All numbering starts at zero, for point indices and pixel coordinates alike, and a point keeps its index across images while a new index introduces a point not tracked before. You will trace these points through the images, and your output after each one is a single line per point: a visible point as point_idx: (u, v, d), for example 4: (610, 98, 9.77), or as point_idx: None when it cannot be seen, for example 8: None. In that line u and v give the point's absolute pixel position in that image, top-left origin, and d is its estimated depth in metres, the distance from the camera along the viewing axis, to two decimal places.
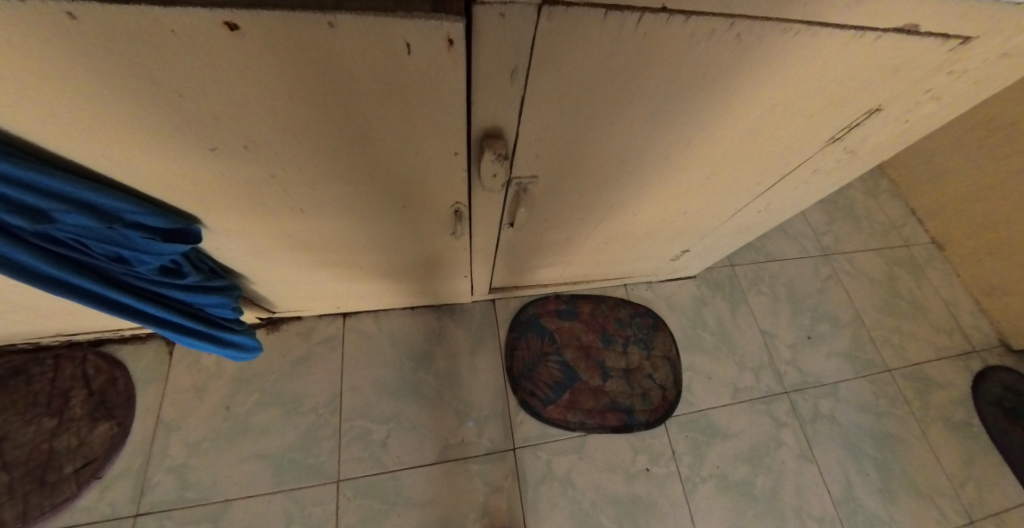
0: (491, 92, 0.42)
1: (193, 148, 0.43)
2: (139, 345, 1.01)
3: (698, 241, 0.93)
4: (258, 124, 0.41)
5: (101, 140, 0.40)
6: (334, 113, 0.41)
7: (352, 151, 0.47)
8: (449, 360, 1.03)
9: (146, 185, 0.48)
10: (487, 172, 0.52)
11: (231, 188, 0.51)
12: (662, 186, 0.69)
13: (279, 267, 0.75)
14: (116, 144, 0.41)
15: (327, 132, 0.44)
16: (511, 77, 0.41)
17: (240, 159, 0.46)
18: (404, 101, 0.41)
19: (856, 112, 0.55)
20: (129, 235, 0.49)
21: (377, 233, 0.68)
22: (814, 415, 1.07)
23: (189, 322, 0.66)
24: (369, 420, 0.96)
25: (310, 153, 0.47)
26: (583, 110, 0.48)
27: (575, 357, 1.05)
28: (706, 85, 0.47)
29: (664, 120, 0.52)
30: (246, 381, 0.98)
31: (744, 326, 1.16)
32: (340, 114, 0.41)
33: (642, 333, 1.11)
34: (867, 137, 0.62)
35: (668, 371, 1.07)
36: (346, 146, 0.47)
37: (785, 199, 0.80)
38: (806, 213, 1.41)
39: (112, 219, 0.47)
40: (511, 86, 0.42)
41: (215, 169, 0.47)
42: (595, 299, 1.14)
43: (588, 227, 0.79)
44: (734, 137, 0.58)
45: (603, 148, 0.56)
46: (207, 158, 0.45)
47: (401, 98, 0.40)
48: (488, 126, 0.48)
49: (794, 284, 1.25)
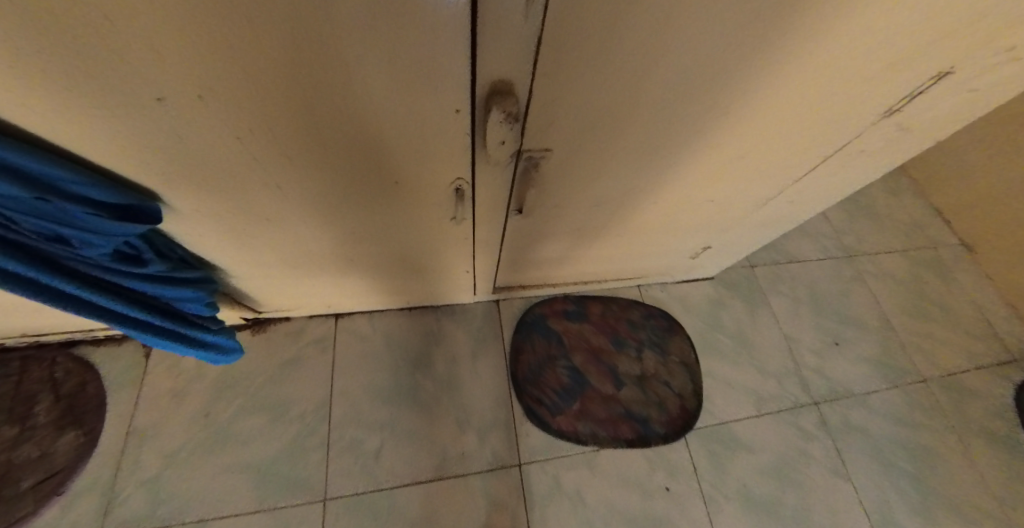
0: (498, 34, 0.34)
1: (137, 98, 0.35)
2: (113, 347, 0.92)
3: (721, 235, 0.85)
4: (217, 70, 0.34)
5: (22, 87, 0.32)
6: (308, 54, 0.33)
7: (333, 107, 0.40)
8: (448, 364, 0.95)
9: (88, 146, 0.40)
10: (493, 138, 0.45)
11: (191, 151, 0.43)
12: (688, 167, 0.61)
13: (256, 257, 0.66)
14: (37, 90, 0.33)
15: (301, 80, 0.36)
16: (525, 12, 0.32)
17: (196, 112, 0.38)
18: (396, 40, 0.33)
19: (922, 74, 0.48)
20: (70, 210, 0.41)
21: (368, 216, 0.60)
22: (846, 427, 0.97)
23: (157, 319, 0.58)
24: (360, 429, 0.87)
25: (283, 107, 0.39)
26: (610, 63, 0.40)
27: (585, 362, 0.97)
28: (757, 33, 0.40)
29: (700, 81, 0.45)
30: (229, 386, 0.90)
31: (766, 330, 1.06)
32: (317, 57, 0.33)
33: (657, 336, 1.02)
34: (926, 109, 0.54)
35: (685, 377, 0.98)
36: (326, 100, 0.39)
37: (822, 187, 0.71)
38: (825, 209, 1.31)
39: (47, 189, 0.39)
40: (524, 23, 0.33)
41: (167, 125, 0.39)
42: (606, 299, 1.04)
43: (602, 213, 0.71)
44: (777, 104, 0.51)
45: (628, 116, 0.49)
46: (157, 111, 0.37)
47: (389, 34, 0.32)
48: (498, 80, 0.40)
49: (818, 285, 1.15)
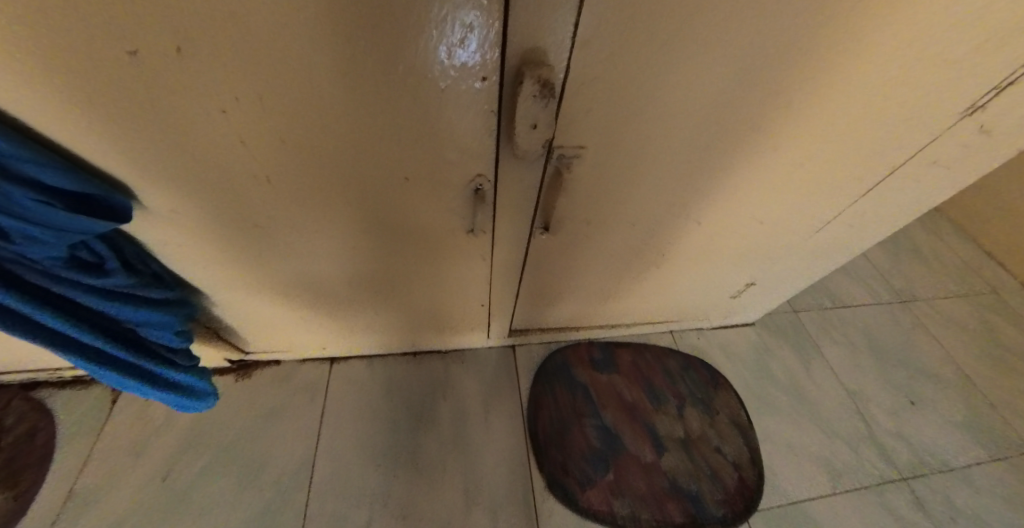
0: None
1: (107, 53, 0.29)
2: (79, 390, 0.80)
3: (768, 268, 0.75)
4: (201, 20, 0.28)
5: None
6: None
7: (337, 76, 0.34)
8: (457, 420, 0.80)
9: (43, 116, 0.33)
10: (522, 120, 0.39)
11: (173, 132, 0.37)
12: (736, 175, 0.53)
13: (241, 277, 0.58)
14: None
15: (302, 34, 0.30)
16: None
17: (176, 77, 0.32)
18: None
19: (1013, 65, 0.41)
20: (13, 194, 0.34)
21: (372, 226, 0.52)
22: (951, 513, 0.77)
23: (110, 346, 0.48)
24: (347, 500, 0.71)
25: (279, 75, 0.33)
26: (661, 34, 0.34)
27: (617, 420, 0.82)
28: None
29: (760, 63, 0.38)
30: (197, 440, 0.76)
31: (825, 386, 0.90)
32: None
33: (700, 391, 0.87)
34: (1014, 108, 0.47)
35: (739, 442, 0.81)
36: (329, 66, 0.33)
37: (885, 208, 0.62)
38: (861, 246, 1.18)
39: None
40: None
41: (143, 94, 0.33)
42: (637, 345, 0.92)
43: (636, 234, 0.62)
44: (847, 99, 0.44)
45: (675, 107, 0.42)
46: (132, 73, 0.31)
47: None
48: (535, 46, 0.34)
49: (874, 332, 1.00)
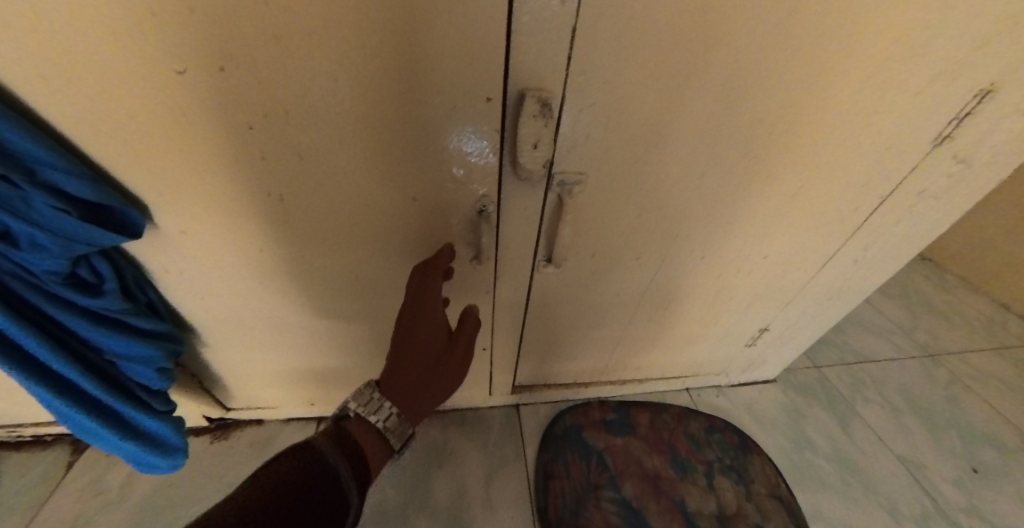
0: (536, 17, 0.34)
1: (157, 67, 0.33)
2: (34, 453, 0.72)
3: (781, 310, 0.73)
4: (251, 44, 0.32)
5: (28, 33, 0.30)
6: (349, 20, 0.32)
7: (359, 93, 0.37)
8: (455, 492, 0.71)
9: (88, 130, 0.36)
10: (526, 139, 0.41)
11: (199, 147, 0.39)
12: (735, 203, 0.54)
13: (235, 311, 0.56)
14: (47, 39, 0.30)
15: (333, 53, 0.34)
16: None
17: (214, 92, 0.35)
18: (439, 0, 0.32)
19: (963, 96, 0.46)
20: (33, 199, 0.34)
21: (377, 250, 0.52)
22: None
23: (84, 379, 0.45)
24: None
25: (306, 92, 0.36)
26: (647, 64, 0.38)
27: (639, 493, 0.71)
28: (797, 34, 0.38)
29: (741, 93, 0.42)
30: (155, 515, 0.66)
31: (871, 451, 0.80)
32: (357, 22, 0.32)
33: (730, 457, 0.77)
34: (982, 136, 0.50)
35: (786, 521, 0.69)
36: (352, 83, 0.36)
37: (888, 239, 0.63)
38: (870, 298, 1.13)
39: (17, 168, 0.33)
40: (561, 7, 0.33)
41: (182, 109, 0.36)
42: (654, 406, 0.84)
43: (642, 270, 0.61)
44: (823, 128, 0.48)
45: (668, 134, 0.45)
46: (175, 88, 0.34)
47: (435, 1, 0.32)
48: (536, 71, 0.37)
49: (911, 390, 0.91)
